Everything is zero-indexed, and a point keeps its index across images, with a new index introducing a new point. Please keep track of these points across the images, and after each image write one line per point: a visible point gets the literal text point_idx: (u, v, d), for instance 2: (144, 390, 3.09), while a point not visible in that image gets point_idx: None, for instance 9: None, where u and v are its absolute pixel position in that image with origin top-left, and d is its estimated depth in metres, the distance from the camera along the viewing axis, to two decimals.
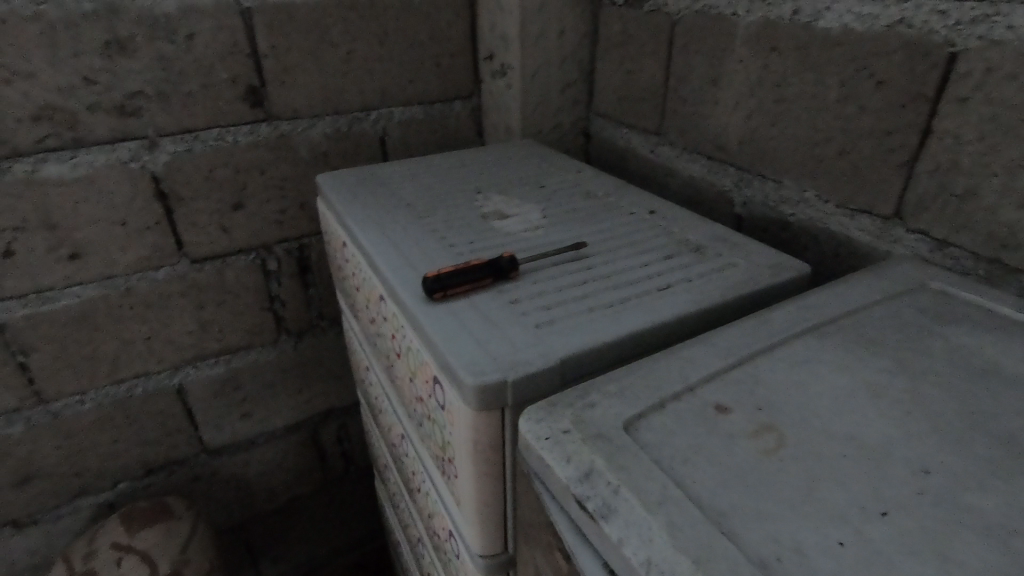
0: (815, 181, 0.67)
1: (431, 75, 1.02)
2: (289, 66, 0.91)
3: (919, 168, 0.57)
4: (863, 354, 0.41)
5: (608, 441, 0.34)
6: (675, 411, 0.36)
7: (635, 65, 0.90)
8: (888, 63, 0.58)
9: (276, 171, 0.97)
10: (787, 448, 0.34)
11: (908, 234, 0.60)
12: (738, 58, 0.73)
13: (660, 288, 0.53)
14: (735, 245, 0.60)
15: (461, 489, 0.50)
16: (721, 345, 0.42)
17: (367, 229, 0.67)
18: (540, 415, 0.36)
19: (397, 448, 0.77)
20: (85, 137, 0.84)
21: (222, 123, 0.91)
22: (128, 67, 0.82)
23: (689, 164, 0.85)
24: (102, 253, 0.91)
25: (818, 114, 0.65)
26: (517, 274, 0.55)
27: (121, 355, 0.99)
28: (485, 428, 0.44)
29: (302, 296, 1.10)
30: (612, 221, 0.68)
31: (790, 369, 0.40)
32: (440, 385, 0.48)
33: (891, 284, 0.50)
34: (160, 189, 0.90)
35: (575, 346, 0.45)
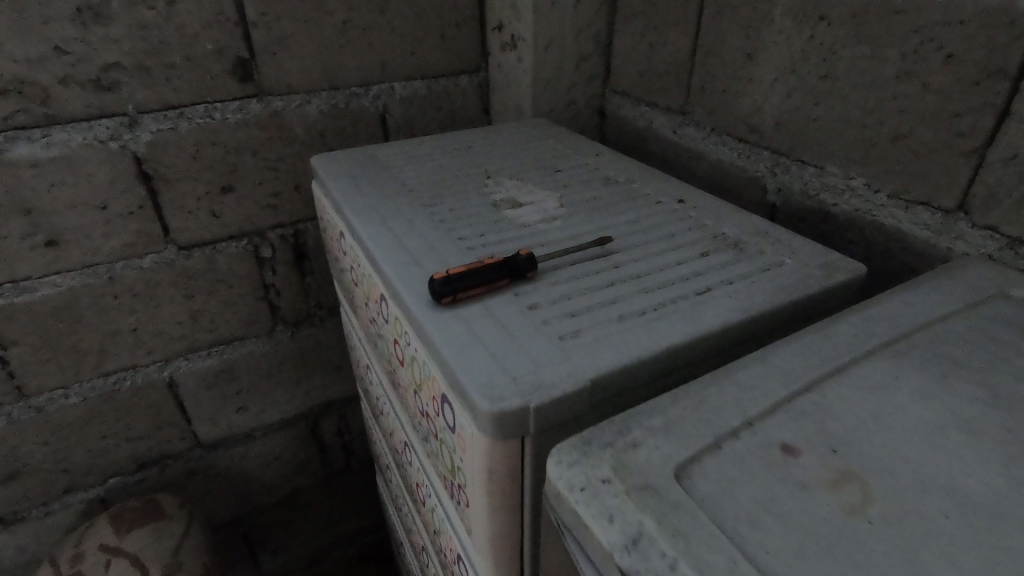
0: (864, 168, 0.60)
1: (435, 47, 0.94)
2: (281, 36, 0.84)
3: (992, 155, 0.50)
4: (948, 379, 0.35)
5: (658, 496, 0.28)
6: (734, 452, 0.30)
7: (659, 38, 0.83)
8: (960, 34, 0.50)
9: (269, 151, 0.90)
10: (875, 504, 0.28)
11: (974, 230, 0.53)
12: (779, 29, 0.66)
13: (698, 292, 0.47)
14: (778, 241, 0.54)
15: (473, 520, 0.44)
16: (780, 367, 0.36)
17: (367, 219, 0.61)
18: (572, 459, 0.30)
19: (400, 454, 0.72)
20: (59, 114, 0.77)
21: (209, 99, 0.84)
22: (104, 36, 0.75)
23: (717, 147, 0.78)
24: (82, 240, 0.84)
25: (873, 93, 0.58)
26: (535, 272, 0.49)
27: (107, 347, 0.93)
28: (501, 458, 0.38)
29: (299, 284, 1.03)
30: (638, 211, 0.61)
31: (864, 398, 0.34)
32: (450, 405, 0.42)
33: (967, 291, 0.43)
34: (143, 171, 0.84)
35: (606, 363, 0.39)
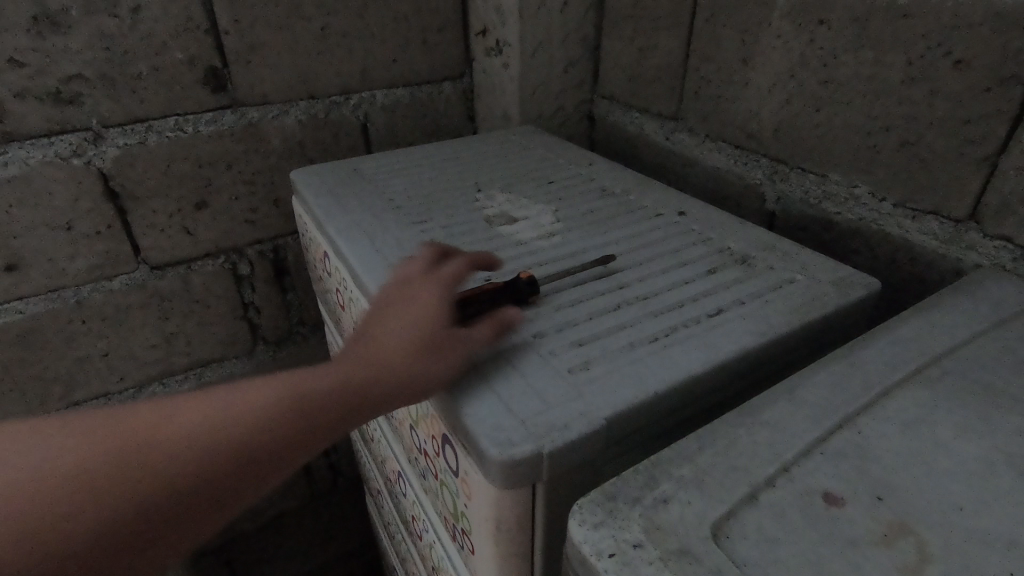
0: (868, 176, 0.59)
1: (418, 53, 0.91)
2: (255, 44, 0.79)
3: (1006, 163, 0.49)
4: (988, 412, 0.33)
5: (697, 564, 0.25)
6: (772, 504, 0.28)
7: (649, 42, 0.80)
8: (970, 39, 0.49)
9: (245, 164, 0.86)
10: (933, 562, 0.25)
11: (986, 240, 0.52)
12: (776, 33, 0.63)
13: (710, 315, 0.44)
14: (787, 255, 0.52)
15: (479, 567, 0.41)
16: (810, 402, 0.33)
17: (352, 238, 0.57)
18: (597, 519, 0.27)
19: (393, 483, 0.68)
20: (16, 130, 0.72)
21: (179, 111, 0.79)
22: (63, 47, 0.70)
23: (712, 154, 0.76)
24: (45, 264, 0.79)
25: (878, 99, 0.56)
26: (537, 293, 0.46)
27: (76, 375, 0.88)
28: (511, 507, 0.35)
29: (279, 301, 0.99)
30: (638, 225, 0.59)
31: (903, 435, 0.31)
32: (452, 448, 0.39)
33: (990, 309, 0.41)
34: (110, 188, 0.79)
35: (621, 400, 0.36)
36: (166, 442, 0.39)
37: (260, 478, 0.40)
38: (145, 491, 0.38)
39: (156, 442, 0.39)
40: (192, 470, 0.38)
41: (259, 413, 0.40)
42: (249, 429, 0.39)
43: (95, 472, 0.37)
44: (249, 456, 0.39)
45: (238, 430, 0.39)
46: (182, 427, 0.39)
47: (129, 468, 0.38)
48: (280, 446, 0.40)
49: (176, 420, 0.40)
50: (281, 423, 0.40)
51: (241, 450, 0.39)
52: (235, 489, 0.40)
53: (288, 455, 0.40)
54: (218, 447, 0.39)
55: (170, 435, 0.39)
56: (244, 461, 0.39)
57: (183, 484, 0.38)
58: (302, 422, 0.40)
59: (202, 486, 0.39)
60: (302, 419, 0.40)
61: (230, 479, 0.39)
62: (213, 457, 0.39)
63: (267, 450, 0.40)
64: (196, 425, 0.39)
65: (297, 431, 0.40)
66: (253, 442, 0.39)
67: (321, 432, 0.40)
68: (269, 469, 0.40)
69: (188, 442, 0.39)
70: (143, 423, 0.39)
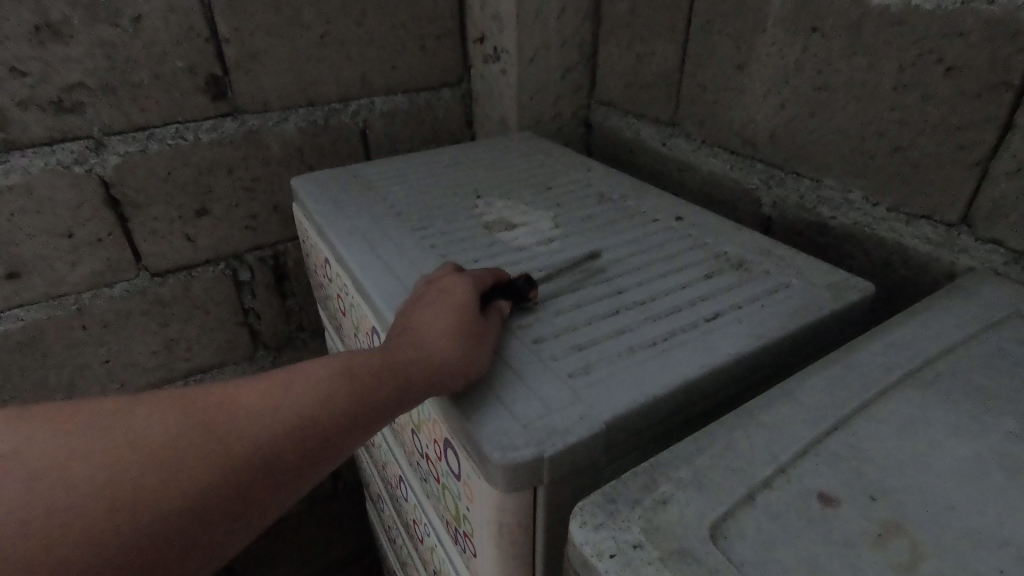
0: (862, 181, 0.59)
1: (416, 60, 0.91)
2: (255, 52, 0.80)
3: (997, 168, 0.50)
4: (980, 413, 0.33)
5: (696, 563, 0.26)
6: (769, 505, 0.28)
7: (645, 49, 0.81)
8: (960, 46, 0.49)
9: (245, 170, 0.86)
10: (926, 561, 0.26)
11: (978, 243, 0.52)
12: (771, 40, 0.64)
13: (708, 318, 0.45)
14: (782, 259, 0.52)
15: (480, 570, 0.41)
16: (806, 404, 0.34)
17: (353, 245, 0.58)
18: (597, 520, 0.28)
19: (393, 487, 0.69)
20: (18, 139, 0.72)
21: (180, 119, 0.80)
22: (65, 56, 0.70)
23: (708, 159, 0.77)
24: (46, 271, 0.79)
25: (871, 105, 0.57)
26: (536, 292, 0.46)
27: (76, 382, 0.88)
28: (513, 510, 0.36)
29: (279, 306, 1.00)
30: (635, 230, 0.59)
31: (897, 437, 0.32)
32: (453, 451, 0.39)
33: (982, 311, 0.42)
34: (111, 195, 0.79)
35: (620, 404, 0.37)
36: (193, 439, 0.35)
37: (295, 477, 0.38)
38: (173, 493, 0.34)
39: (183, 438, 0.35)
40: (223, 468, 0.35)
41: (292, 406, 0.37)
42: (282, 422, 0.37)
43: (114, 474, 0.33)
44: (283, 453, 0.37)
45: (271, 423, 0.37)
46: (212, 422, 0.36)
47: (154, 468, 0.34)
48: (316, 441, 0.37)
49: (201, 413, 0.36)
50: (315, 416, 0.37)
51: (275, 446, 0.37)
52: (270, 489, 0.37)
53: (322, 451, 0.38)
54: (250, 442, 0.36)
55: (199, 431, 0.36)
56: (278, 459, 0.37)
57: (215, 485, 0.35)
58: (336, 415, 0.38)
59: (236, 486, 0.36)
60: (337, 412, 0.38)
61: (265, 478, 0.36)
62: (246, 454, 0.36)
63: (302, 446, 0.37)
64: (223, 419, 0.36)
65: (332, 426, 0.38)
66: (287, 436, 0.37)
67: (356, 427, 0.38)
68: (303, 468, 0.38)
69: (218, 438, 0.36)
70: (165, 416, 0.36)
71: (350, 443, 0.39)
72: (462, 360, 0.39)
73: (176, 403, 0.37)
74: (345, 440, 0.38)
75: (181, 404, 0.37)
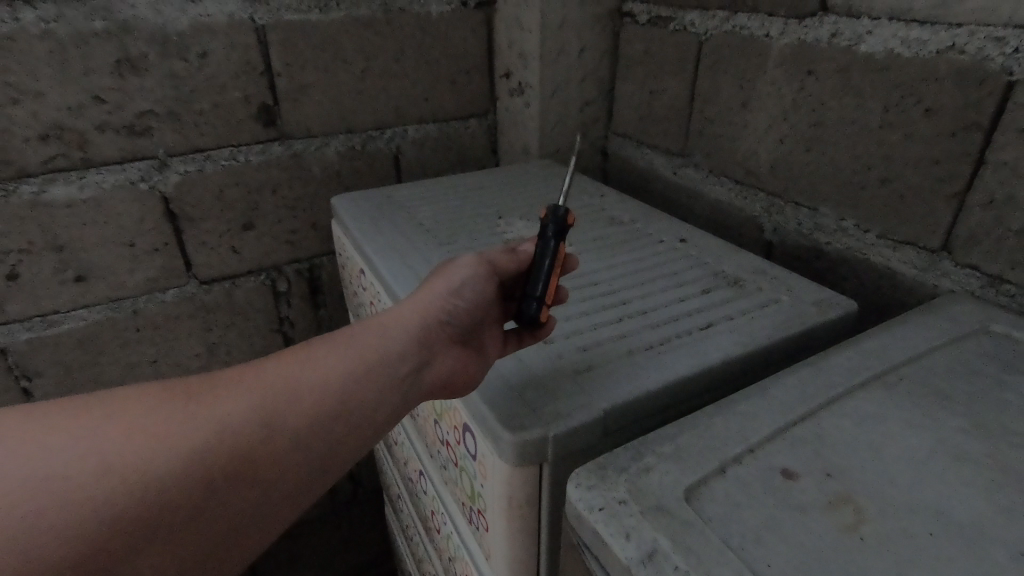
0: (853, 210, 0.64)
1: (448, 93, 0.99)
2: (304, 84, 0.89)
3: (972, 200, 0.54)
4: (934, 410, 0.38)
5: (670, 515, 0.31)
6: (737, 476, 0.33)
7: (658, 85, 0.88)
8: (937, 90, 0.55)
9: (288, 190, 0.95)
10: (868, 524, 0.30)
11: (957, 268, 0.57)
12: (772, 80, 0.70)
13: (702, 328, 0.50)
14: (775, 278, 0.58)
15: (491, 544, 0.46)
16: (779, 398, 0.39)
17: (387, 256, 0.65)
18: (591, 482, 0.33)
19: (413, 483, 0.74)
20: (94, 158, 0.81)
21: (234, 142, 0.88)
22: (139, 86, 0.80)
23: (714, 187, 0.82)
24: (108, 276, 0.88)
25: (860, 141, 0.62)
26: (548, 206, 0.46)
27: (127, 379, 0.96)
28: (521, 485, 0.41)
29: (312, 316, 1.07)
30: (642, 250, 0.65)
31: (858, 428, 0.37)
32: (471, 434, 0.45)
33: (951, 327, 0.47)
34: (170, 210, 0.88)
35: (618, 396, 0.42)
36: (199, 407, 0.38)
37: (310, 436, 0.40)
38: (187, 453, 0.36)
39: (189, 407, 0.38)
40: (235, 428, 0.38)
41: (294, 370, 0.41)
42: (286, 384, 0.40)
43: (125, 445, 0.35)
44: (294, 409, 0.40)
45: (276, 387, 0.40)
46: (231, 386, 0.39)
47: (163, 433, 0.36)
48: (323, 399, 0.40)
49: (199, 390, 0.39)
50: (317, 375, 0.41)
51: (284, 406, 0.39)
52: (288, 448, 0.39)
53: (334, 408, 0.41)
54: (258, 403, 0.39)
55: (202, 400, 0.38)
56: (290, 416, 0.39)
57: (231, 442, 0.37)
58: (339, 372, 0.41)
59: (253, 443, 0.38)
60: (340, 369, 0.41)
61: (282, 436, 0.39)
62: (256, 414, 0.38)
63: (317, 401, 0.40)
64: (227, 387, 0.39)
65: (338, 381, 0.41)
66: (294, 396, 0.40)
67: (363, 379, 0.42)
68: (322, 423, 0.40)
69: (223, 403, 0.38)
70: (167, 395, 0.38)
71: (360, 400, 0.42)
72: (436, 293, 0.44)
73: (177, 385, 0.39)
74: (355, 395, 0.41)
75: (177, 385, 0.39)
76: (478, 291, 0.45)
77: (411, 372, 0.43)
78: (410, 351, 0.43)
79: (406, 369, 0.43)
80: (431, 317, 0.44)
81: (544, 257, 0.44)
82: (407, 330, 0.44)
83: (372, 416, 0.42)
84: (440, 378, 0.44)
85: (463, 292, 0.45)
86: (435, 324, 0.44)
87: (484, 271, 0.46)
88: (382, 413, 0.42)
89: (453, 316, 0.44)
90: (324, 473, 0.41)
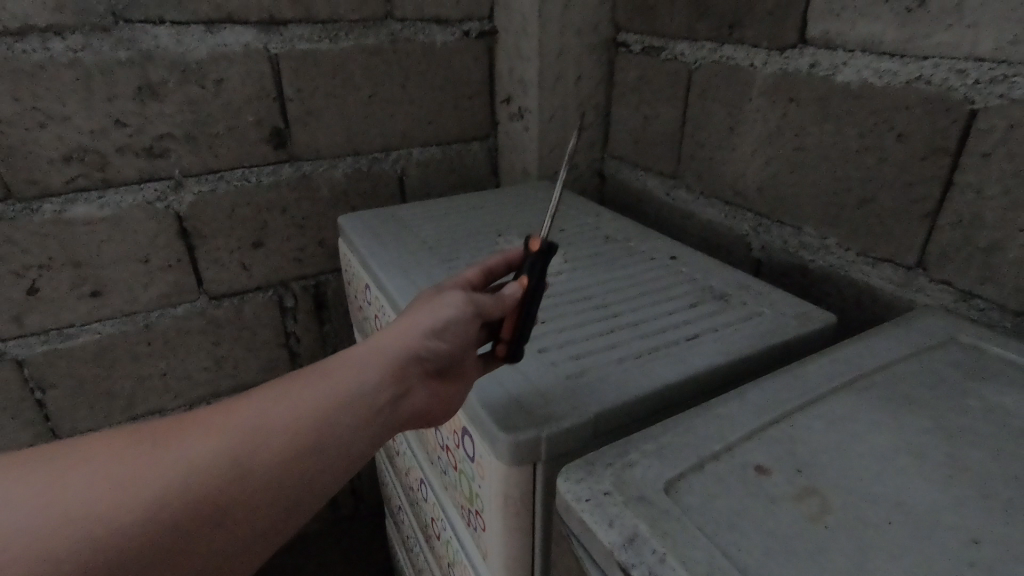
0: (835, 229, 0.68)
1: (451, 117, 1.04)
2: (314, 109, 0.93)
3: (942, 219, 0.58)
4: (901, 413, 0.41)
5: (651, 505, 0.34)
6: (714, 471, 0.36)
7: (652, 111, 0.92)
8: (908, 118, 0.59)
9: (297, 210, 0.99)
10: (833, 514, 0.33)
11: (931, 284, 0.60)
12: (757, 107, 0.74)
13: (688, 338, 0.53)
14: (760, 293, 0.61)
15: (489, 543, 0.49)
16: (756, 402, 0.42)
17: (392, 272, 0.68)
18: (579, 476, 0.36)
19: (414, 492, 0.76)
20: (114, 178, 0.85)
21: (246, 164, 0.92)
22: (159, 111, 0.84)
23: (706, 208, 0.86)
24: (123, 291, 0.91)
25: (840, 164, 0.65)
26: (541, 241, 0.46)
27: (137, 391, 0.98)
28: (516, 483, 0.44)
29: (318, 331, 1.10)
30: (634, 267, 0.68)
31: (828, 429, 0.39)
32: (469, 436, 0.48)
33: (922, 338, 0.50)
34: (184, 228, 0.91)
35: (607, 400, 0.45)
36: (166, 450, 0.38)
37: (284, 472, 0.40)
38: (151, 500, 0.36)
39: (156, 451, 0.38)
40: (202, 471, 0.38)
41: (264, 409, 0.41)
42: (256, 423, 0.40)
43: (90, 495, 0.36)
44: (264, 448, 0.40)
45: (246, 426, 0.40)
46: (198, 428, 0.40)
47: (128, 480, 0.37)
48: (295, 435, 0.41)
49: (167, 434, 0.39)
50: (288, 413, 0.41)
51: (253, 446, 0.40)
52: (258, 487, 0.39)
53: (305, 446, 0.41)
54: (226, 444, 0.39)
55: (170, 444, 0.39)
56: (260, 455, 0.40)
57: (197, 487, 0.38)
58: (310, 409, 0.41)
59: (221, 485, 0.38)
60: (311, 405, 0.42)
61: (251, 476, 0.39)
62: (224, 455, 0.39)
63: (289, 438, 0.40)
64: (196, 429, 0.40)
65: (310, 418, 0.41)
66: (264, 435, 0.40)
67: (335, 415, 0.42)
68: (296, 459, 0.40)
69: (187, 448, 0.39)
70: (133, 440, 0.39)
71: (333, 436, 0.42)
72: (415, 329, 0.44)
73: (140, 432, 0.39)
74: (328, 431, 0.41)
75: (145, 430, 0.40)
76: (461, 331, 0.45)
77: (387, 405, 0.44)
78: (385, 386, 0.43)
79: (381, 403, 0.43)
80: (408, 353, 0.44)
81: (531, 295, 0.46)
82: (382, 365, 0.43)
83: (346, 450, 0.42)
84: (415, 409, 0.45)
85: (445, 332, 0.44)
86: (413, 360, 0.44)
87: (470, 312, 0.45)
88: (357, 446, 0.43)
89: (432, 352, 0.44)
90: (297, 509, 0.41)
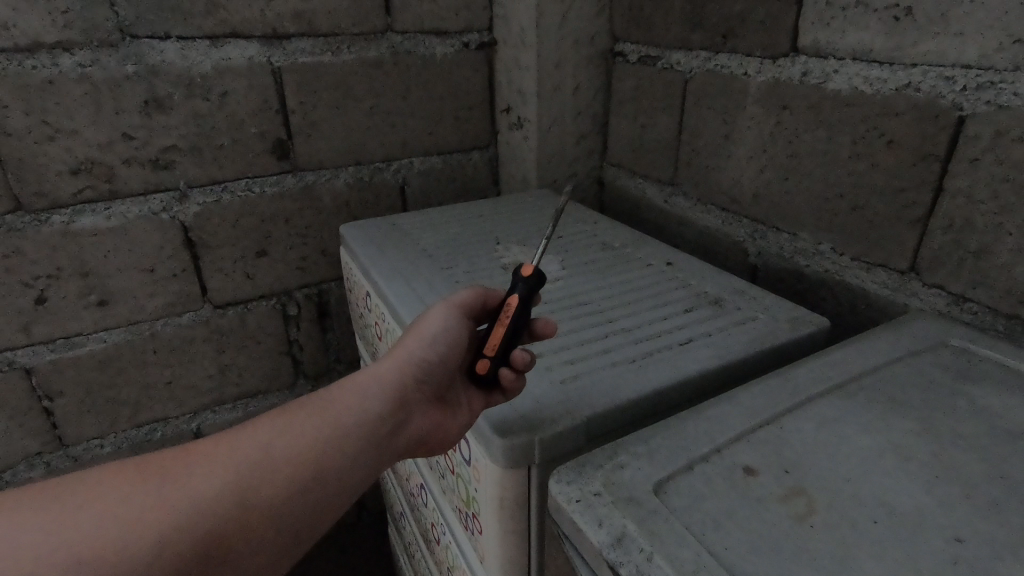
0: (829, 235, 0.69)
1: (450, 127, 1.05)
2: (316, 121, 0.95)
3: (933, 225, 0.59)
4: (890, 414, 0.41)
5: (640, 505, 0.34)
6: (704, 472, 0.37)
7: (649, 119, 0.93)
8: (897, 125, 0.60)
9: (300, 220, 1.00)
10: (819, 513, 0.34)
11: (925, 288, 0.61)
12: (751, 115, 0.75)
13: (682, 343, 0.54)
14: (753, 298, 0.61)
15: (486, 546, 0.49)
16: (746, 404, 0.42)
17: (391, 280, 0.69)
18: (569, 477, 0.37)
19: (415, 499, 0.77)
20: (120, 190, 0.87)
21: (250, 175, 0.94)
22: (165, 124, 0.86)
23: (703, 215, 0.87)
24: (130, 301, 0.93)
25: (834, 170, 0.66)
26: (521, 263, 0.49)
27: (143, 399, 1.00)
28: (511, 485, 0.45)
29: (321, 339, 1.11)
30: (631, 274, 0.69)
31: (816, 432, 0.40)
32: (466, 441, 0.49)
33: (913, 340, 0.50)
34: (189, 238, 0.93)
35: (600, 404, 0.46)
36: (175, 480, 0.40)
37: (289, 499, 0.42)
38: (161, 529, 0.38)
39: (164, 483, 0.40)
40: (209, 502, 0.40)
41: (268, 439, 0.44)
42: (261, 454, 0.43)
43: (102, 527, 0.37)
44: (270, 476, 0.42)
45: (252, 455, 0.42)
46: (204, 459, 0.42)
47: (138, 510, 0.38)
48: (299, 463, 0.43)
49: (173, 466, 0.41)
50: (292, 443, 0.44)
51: (259, 474, 0.42)
52: (265, 515, 0.41)
53: (309, 475, 0.43)
54: (233, 473, 0.41)
55: (176, 477, 0.40)
56: (266, 483, 0.42)
57: (206, 519, 0.39)
58: (314, 438, 0.44)
59: (229, 516, 0.40)
60: (313, 434, 0.44)
61: (258, 505, 0.41)
62: (233, 484, 0.41)
63: (293, 466, 0.43)
64: (200, 461, 0.42)
65: (314, 446, 0.44)
66: (270, 464, 0.42)
67: (338, 442, 0.45)
68: (300, 487, 0.43)
69: (194, 477, 0.41)
70: (139, 473, 0.40)
71: (335, 465, 0.44)
72: (412, 351, 0.48)
73: (144, 465, 0.41)
74: (330, 460, 0.44)
75: (148, 464, 0.42)
76: (449, 343, 0.49)
77: (386, 431, 0.47)
78: (387, 411, 0.47)
79: (381, 429, 0.47)
80: (406, 377, 0.48)
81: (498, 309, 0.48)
82: (382, 391, 0.47)
83: (347, 478, 0.45)
84: (413, 435, 0.48)
85: (436, 345, 0.48)
86: (412, 383, 0.48)
87: (454, 324, 0.49)
88: (357, 475, 0.45)
89: (427, 371, 0.48)
90: (299, 538, 0.43)
